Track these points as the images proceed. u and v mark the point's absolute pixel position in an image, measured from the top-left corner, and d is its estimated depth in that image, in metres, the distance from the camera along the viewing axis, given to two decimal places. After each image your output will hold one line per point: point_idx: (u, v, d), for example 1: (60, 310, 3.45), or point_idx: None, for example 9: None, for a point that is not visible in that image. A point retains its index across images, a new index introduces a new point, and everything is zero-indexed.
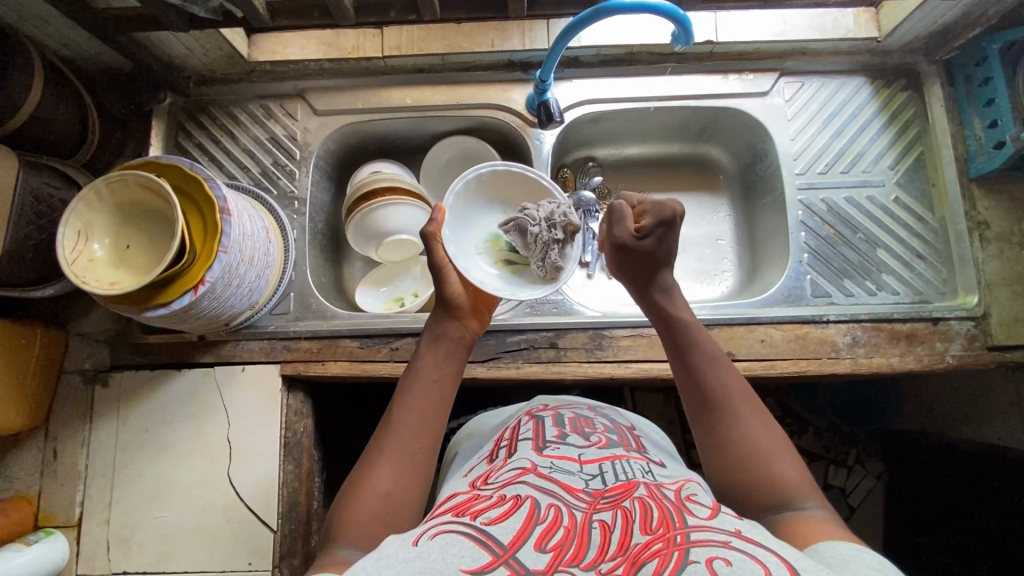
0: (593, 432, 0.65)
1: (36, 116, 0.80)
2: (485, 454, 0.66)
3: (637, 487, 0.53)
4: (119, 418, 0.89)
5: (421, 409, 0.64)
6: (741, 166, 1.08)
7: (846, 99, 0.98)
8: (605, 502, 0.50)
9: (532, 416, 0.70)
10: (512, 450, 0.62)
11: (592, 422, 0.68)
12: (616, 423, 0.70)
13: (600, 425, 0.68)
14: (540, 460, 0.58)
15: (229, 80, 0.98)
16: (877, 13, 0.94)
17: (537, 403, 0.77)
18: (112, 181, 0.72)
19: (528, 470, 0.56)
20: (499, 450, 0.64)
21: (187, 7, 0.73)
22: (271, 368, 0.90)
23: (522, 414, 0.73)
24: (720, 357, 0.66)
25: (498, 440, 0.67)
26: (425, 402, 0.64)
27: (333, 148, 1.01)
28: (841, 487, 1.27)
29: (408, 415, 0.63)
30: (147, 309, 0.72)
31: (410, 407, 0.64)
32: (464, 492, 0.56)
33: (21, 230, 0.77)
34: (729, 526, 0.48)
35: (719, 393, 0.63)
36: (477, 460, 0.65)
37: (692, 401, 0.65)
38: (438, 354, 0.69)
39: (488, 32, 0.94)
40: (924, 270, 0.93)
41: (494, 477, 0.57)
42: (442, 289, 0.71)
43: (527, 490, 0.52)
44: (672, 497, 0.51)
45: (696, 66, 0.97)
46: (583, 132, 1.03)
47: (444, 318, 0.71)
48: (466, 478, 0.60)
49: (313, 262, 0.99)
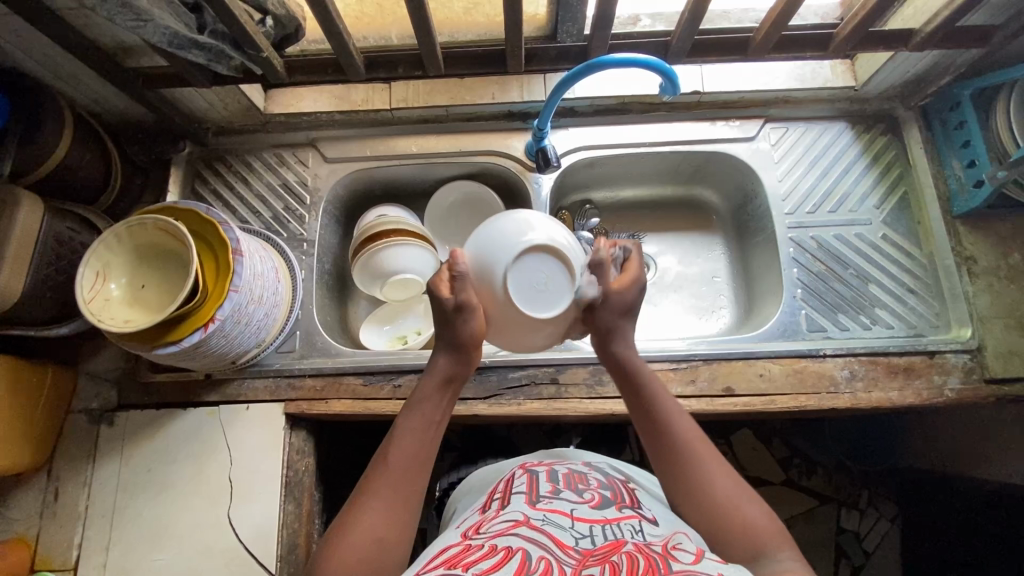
0: (586, 488, 0.66)
1: (62, 165, 0.85)
2: (479, 509, 0.66)
3: (625, 544, 0.53)
4: (122, 456, 0.90)
5: (411, 457, 0.62)
6: (732, 207, 1.12)
7: (830, 142, 1.03)
8: (594, 559, 0.51)
9: (526, 471, 0.71)
10: (505, 503, 0.63)
11: (585, 478, 0.69)
12: (610, 477, 0.72)
13: (594, 482, 0.69)
14: (532, 513, 0.58)
15: (245, 130, 1.05)
16: (853, 65, 1.00)
17: (536, 458, 0.78)
18: (132, 225, 0.76)
19: (520, 521, 0.56)
20: (494, 503, 0.64)
21: (212, 66, 0.78)
22: (276, 406, 0.91)
23: (518, 467, 0.74)
24: (677, 411, 0.67)
25: (492, 496, 0.68)
26: (416, 449, 0.62)
27: (343, 193, 1.06)
28: (855, 531, 1.26)
29: (399, 456, 0.62)
30: (158, 347, 0.74)
31: (398, 455, 0.62)
32: (454, 545, 0.55)
33: (41, 272, 0.80)
34: (712, 570, 0.49)
35: (681, 446, 0.65)
36: (471, 513, 0.67)
37: (659, 459, 0.66)
38: (429, 389, 0.67)
39: (489, 86, 1.01)
40: (916, 305, 0.95)
41: (486, 528, 0.57)
42: (462, 324, 0.67)
43: (519, 541, 0.52)
44: (660, 549, 0.52)
45: (686, 114, 1.02)
46: (580, 176, 1.08)
47: (458, 355, 0.68)
48: (458, 531, 0.61)
49: (320, 302, 1.01)
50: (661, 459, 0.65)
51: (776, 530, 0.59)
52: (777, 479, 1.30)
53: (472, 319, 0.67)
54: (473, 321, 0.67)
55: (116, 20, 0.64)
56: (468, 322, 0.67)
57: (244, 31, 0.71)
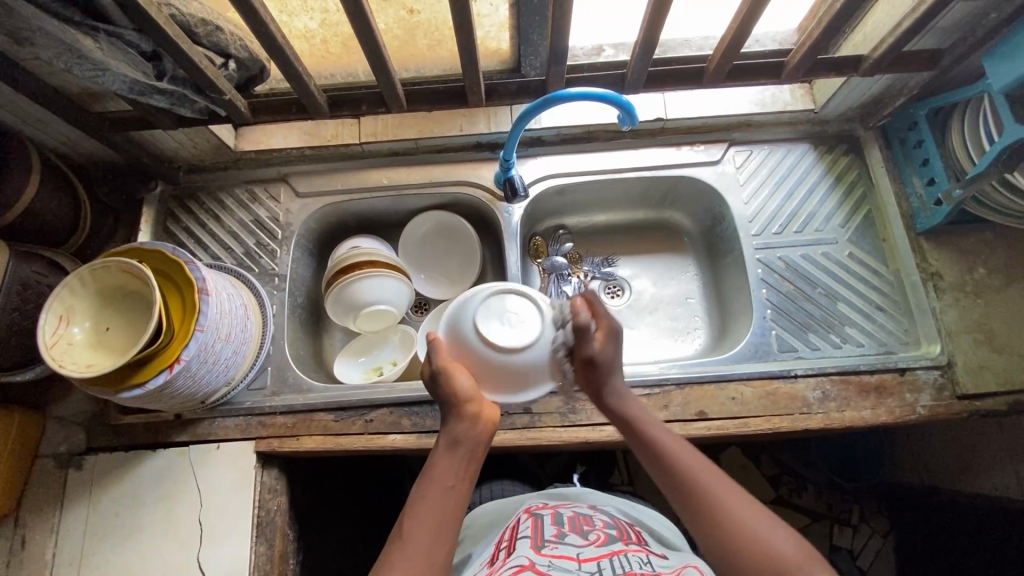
0: (591, 530, 0.67)
1: (29, 210, 0.85)
2: (488, 559, 0.67)
3: None
4: (91, 501, 0.88)
5: (428, 531, 0.57)
6: (702, 228, 1.13)
7: (793, 164, 1.04)
8: None
9: (531, 514, 0.73)
10: (511, 551, 0.63)
11: (590, 519, 0.70)
12: (615, 518, 0.73)
13: (599, 522, 0.70)
14: (539, 558, 0.58)
15: (216, 168, 1.06)
16: (811, 89, 1.03)
17: (540, 500, 0.81)
18: (95, 268, 0.76)
19: (526, 567, 0.56)
20: (501, 550, 0.65)
21: (176, 109, 0.79)
22: (246, 445, 0.90)
23: (523, 511, 0.76)
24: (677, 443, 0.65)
25: (499, 544, 0.69)
26: (433, 521, 0.58)
27: (315, 227, 1.06)
28: (849, 549, 1.25)
29: (416, 532, 0.57)
30: (123, 390, 0.74)
31: (413, 527, 0.57)
32: None
33: (5, 316, 0.80)
34: None
35: (694, 481, 0.61)
36: (478, 565, 0.67)
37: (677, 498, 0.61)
38: (444, 455, 0.62)
39: (456, 119, 1.03)
40: (885, 322, 0.95)
41: None
42: (451, 386, 0.65)
43: None
44: None
45: (651, 140, 1.04)
46: (550, 203, 1.09)
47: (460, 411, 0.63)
48: None
49: (292, 336, 1.01)
50: (680, 498, 0.61)
51: (816, 566, 0.53)
52: (766, 497, 1.29)
53: (454, 380, 0.65)
54: (462, 375, 0.65)
55: (74, 71, 0.67)
56: (452, 381, 0.65)
57: (204, 75, 0.72)
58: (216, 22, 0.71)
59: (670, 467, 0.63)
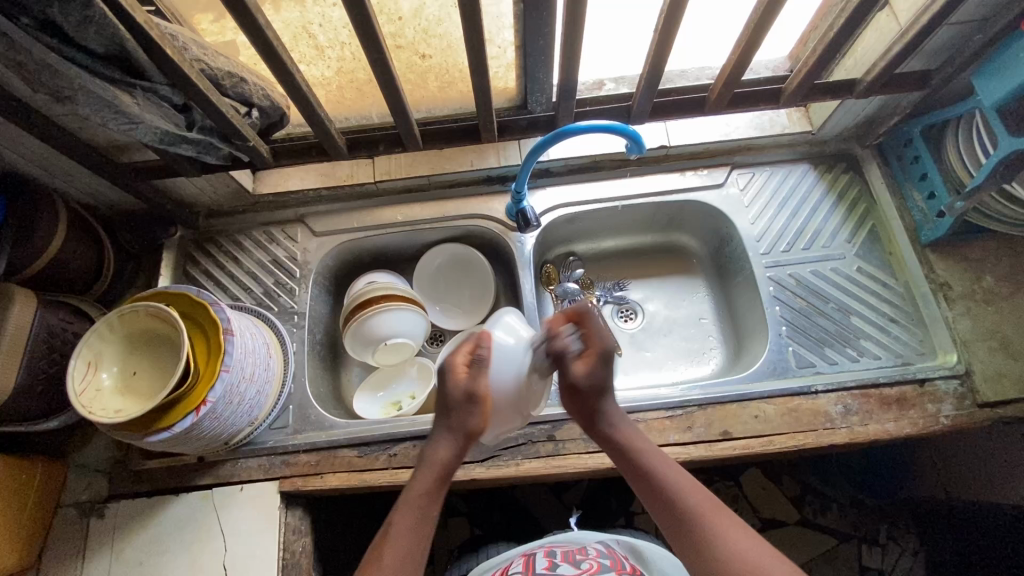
0: (584, 560, 0.67)
1: (56, 259, 0.87)
2: None
3: None
4: (114, 549, 0.87)
5: (405, 555, 0.61)
6: (710, 250, 1.15)
7: (795, 183, 1.08)
8: None
9: (525, 554, 0.74)
10: None
11: (584, 550, 0.71)
12: (610, 548, 0.73)
13: (593, 552, 0.70)
14: None
15: (234, 212, 1.09)
16: (807, 112, 1.07)
17: (537, 543, 0.82)
18: (123, 313, 0.78)
19: None
20: None
21: (201, 157, 0.82)
22: (271, 485, 0.89)
23: (518, 555, 0.77)
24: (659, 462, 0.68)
25: None
26: (410, 546, 0.62)
27: (331, 264, 1.08)
28: (879, 569, 1.20)
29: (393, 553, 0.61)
30: (149, 434, 0.73)
31: (391, 551, 0.61)
32: None
33: (35, 365, 0.81)
34: None
35: (679, 499, 0.63)
36: None
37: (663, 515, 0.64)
38: (425, 479, 0.67)
39: (466, 155, 1.07)
40: (900, 334, 0.96)
41: None
42: (468, 417, 0.69)
43: None
44: None
45: (656, 167, 1.08)
46: (560, 231, 1.12)
47: (454, 440, 0.69)
48: None
49: (313, 373, 1.01)
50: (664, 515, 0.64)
51: None
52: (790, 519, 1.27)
53: (477, 413, 0.69)
54: (476, 414, 0.69)
55: (110, 125, 0.70)
56: (471, 416, 0.69)
57: (230, 124, 0.75)
58: (241, 74, 0.74)
59: (658, 481, 0.66)
